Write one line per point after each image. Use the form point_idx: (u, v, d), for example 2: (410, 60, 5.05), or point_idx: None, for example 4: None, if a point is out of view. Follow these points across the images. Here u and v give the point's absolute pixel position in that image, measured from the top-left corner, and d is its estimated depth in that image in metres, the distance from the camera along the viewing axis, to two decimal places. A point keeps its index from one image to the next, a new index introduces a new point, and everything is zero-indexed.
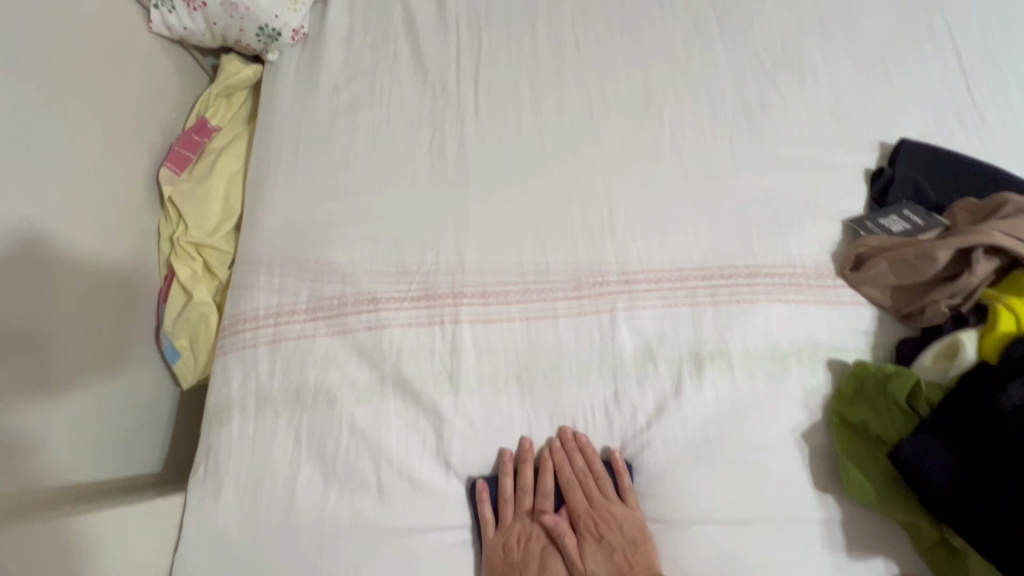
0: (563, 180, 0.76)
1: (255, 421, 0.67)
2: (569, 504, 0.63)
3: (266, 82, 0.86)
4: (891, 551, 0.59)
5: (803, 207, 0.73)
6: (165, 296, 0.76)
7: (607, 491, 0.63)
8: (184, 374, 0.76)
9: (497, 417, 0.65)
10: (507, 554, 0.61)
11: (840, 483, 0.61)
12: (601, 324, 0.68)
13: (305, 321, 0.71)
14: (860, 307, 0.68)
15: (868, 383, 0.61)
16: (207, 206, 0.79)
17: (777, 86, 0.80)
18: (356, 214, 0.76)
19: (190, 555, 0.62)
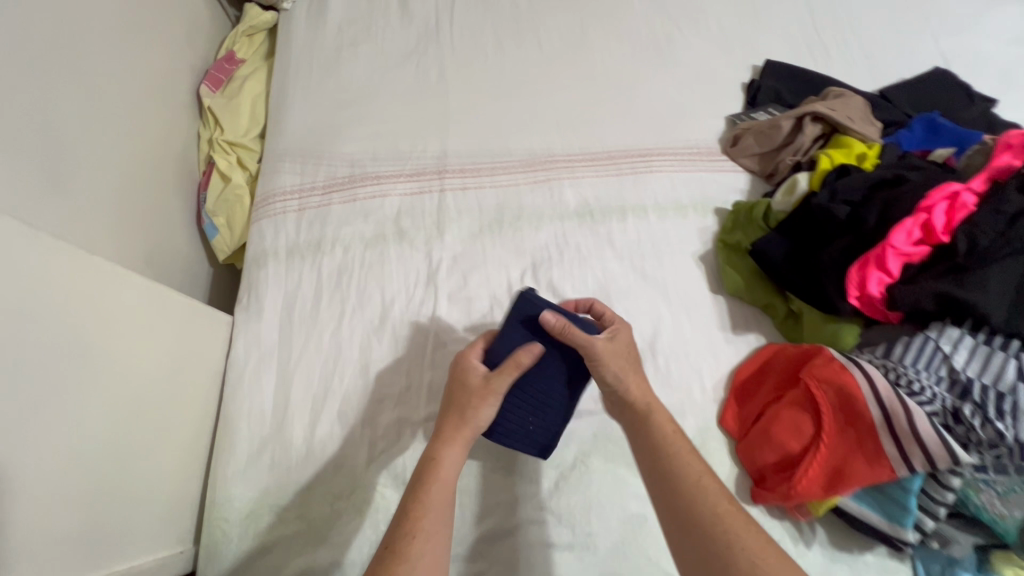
0: (520, 92, 1.00)
1: (287, 264, 0.86)
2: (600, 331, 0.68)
3: (281, 26, 1.07)
4: (759, 328, 0.82)
5: (698, 109, 0.99)
6: (205, 185, 0.95)
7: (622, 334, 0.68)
8: (221, 246, 0.94)
9: (474, 255, 0.87)
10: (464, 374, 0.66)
11: (723, 286, 0.85)
12: (551, 189, 0.92)
13: (322, 194, 0.91)
14: (738, 173, 0.93)
15: (742, 215, 0.86)
16: (238, 116, 0.99)
17: (679, 27, 1.06)
18: (360, 118, 0.97)
19: (240, 357, 0.81)
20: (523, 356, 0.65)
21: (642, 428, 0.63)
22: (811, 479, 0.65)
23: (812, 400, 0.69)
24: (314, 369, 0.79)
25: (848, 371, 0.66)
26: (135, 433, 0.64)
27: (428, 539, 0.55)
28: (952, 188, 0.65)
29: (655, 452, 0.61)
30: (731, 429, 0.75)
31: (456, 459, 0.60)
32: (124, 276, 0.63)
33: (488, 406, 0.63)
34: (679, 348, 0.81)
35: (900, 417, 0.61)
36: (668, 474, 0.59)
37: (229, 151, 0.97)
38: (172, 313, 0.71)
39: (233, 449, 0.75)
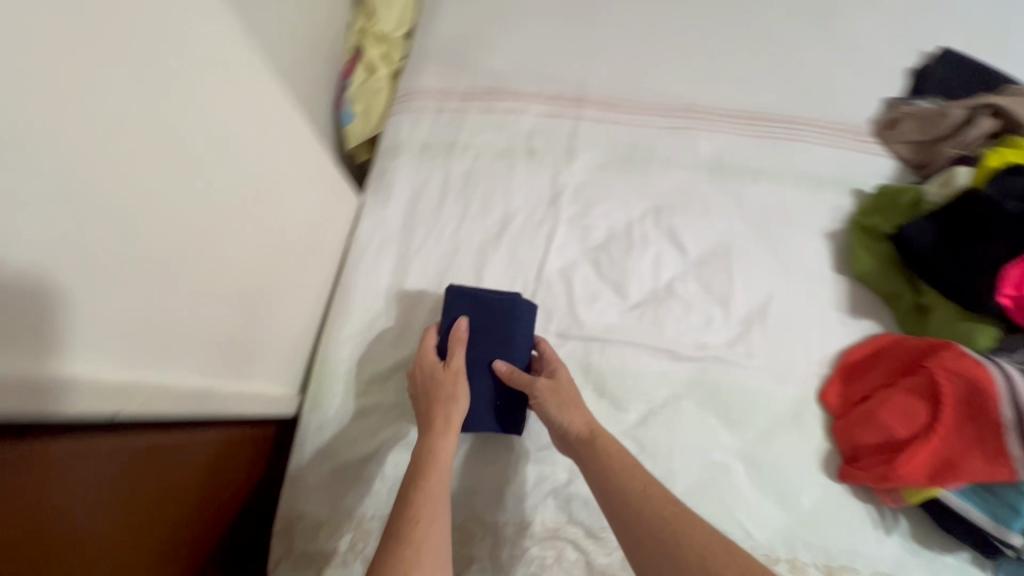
0: (671, 36, 0.97)
1: (418, 160, 0.89)
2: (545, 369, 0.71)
3: None
4: (877, 316, 0.80)
5: (856, 85, 0.94)
6: (349, 72, 0.98)
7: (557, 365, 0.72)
8: (353, 133, 0.96)
9: (599, 186, 0.87)
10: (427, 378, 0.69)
11: (849, 267, 0.82)
12: (687, 138, 0.90)
13: (461, 100, 0.93)
14: (885, 158, 0.89)
15: (885, 198, 0.83)
16: (390, 7, 1.00)
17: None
18: (508, 34, 0.98)
19: (364, 236, 0.84)
20: (462, 351, 0.70)
21: (587, 448, 0.63)
22: (915, 465, 0.64)
23: (931, 390, 0.67)
24: (431, 261, 0.82)
25: (984, 369, 0.63)
26: (273, 271, 0.69)
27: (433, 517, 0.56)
28: None
29: (592, 470, 0.61)
30: (830, 405, 0.75)
31: (447, 448, 0.63)
32: (285, 113, 0.69)
33: (455, 405, 0.66)
34: (790, 317, 0.80)
35: None
36: (613, 487, 0.58)
37: (378, 44, 1.00)
38: (315, 170, 0.76)
39: (346, 315, 0.80)
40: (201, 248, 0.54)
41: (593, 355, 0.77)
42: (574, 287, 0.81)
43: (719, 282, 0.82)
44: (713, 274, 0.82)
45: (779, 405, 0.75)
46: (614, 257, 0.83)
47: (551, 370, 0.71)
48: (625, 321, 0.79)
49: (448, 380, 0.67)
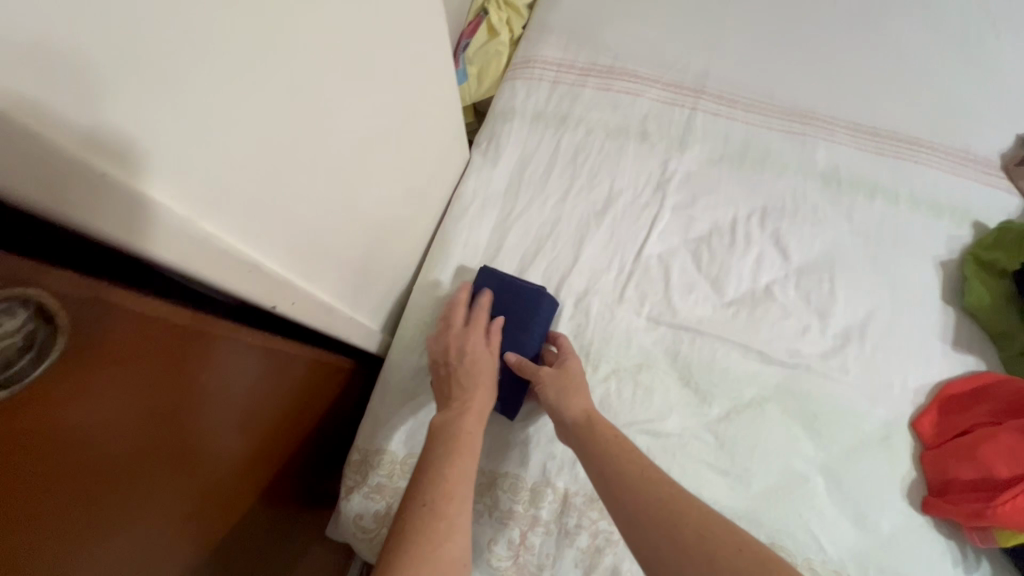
0: (799, 40, 0.95)
1: (529, 127, 0.90)
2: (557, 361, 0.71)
3: None
4: (982, 354, 0.77)
5: (989, 116, 0.90)
6: (470, 33, 0.99)
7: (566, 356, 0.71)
8: (465, 93, 0.98)
9: (706, 179, 0.86)
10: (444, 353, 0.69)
11: (958, 300, 0.79)
12: (803, 144, 0.88)
13: (578, 75, 0.93)
14: (1012, 195, 0.85)
15: (1009, 236, 0.79)
16: None
17: (994, 28, 0.96)
18: (634, 17, 0.97)
19: (469, 192, 0.85)
20: (478, 331, 0.71)
21: (586, 436, 0.61)
22: (1015, 508, 0.62)
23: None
24: (531, 226, 0.83)
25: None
26: (394, 208, 0.71)
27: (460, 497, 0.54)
28: None
29: (599, 457, 0.59)
30: (922, 435, 0.72)
31: (470, 428, 0.61)
32: (443, 57, 0.69)
33: (478, 389, 0.65)
34: (890, 340, 0.78)
35: None
36: (625, 474, 0.56)
37: (502, 10, 1.01)
38: (448, 119, 0.77)
39: (443, 267, 0.81)
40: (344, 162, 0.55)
41: (681, 344, 0.77)
42: (672, 275, 0.80)
43: (820, 293, 0.80)
44: (814, 284, 0.80)
45: (868, 425, 0.73)
46: (714, 252, 0.82)
47: (562, 360, 0.71)
48: (719, 316, 0.79)
49: (468, 365, 0.67)
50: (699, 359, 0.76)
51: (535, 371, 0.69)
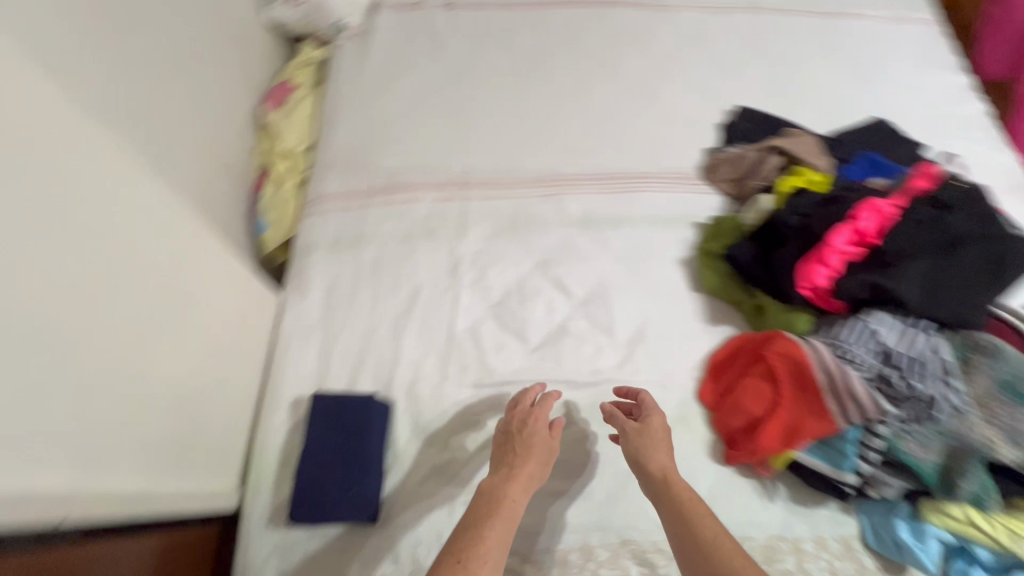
0: (531, 122, 1.18)
1: (328, 255, 1.01)
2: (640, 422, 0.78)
3: (332, 58, 1.25)
4: (731, 321, 0.97)
5: (681, 143, 1.18)
6: (259, 187, 1.11)
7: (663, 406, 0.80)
8: (270, 239, 1.07)
9: (489, 252, 1.02)
10: (505, 436, 0.77)
11: (701, 286, 1.00)
12: (555, 202, 1.09)
13: (361, 198, 1.07)
14: (714, 195, 1.11)
15: (716, 227, 1.03)
16: (291, 130, 1.16)
17: (666, 76, 1.26)
18: (396, 138, 1.14)
19: (286, 329, 0.93)
20: (547, 410, 0.78)
21: (663, 496, 0.70)
22: (772, 436, 0.79)
23: (771, 372, 0.83)
24: (350, 341, 0.92)
25: (800, 346, 0.80)
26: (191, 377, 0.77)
27: (492, 555, 0.62)
28: (875, 202, 0.82)
29: (685, 516, 0.67)
30: (706, 402, 0.89)
31: (515, 496, 0.69)
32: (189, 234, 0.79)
33: (530, 461, 0.73)
34: (662, 334, 0.96)
35: (841, 381, 0.75)
36: (697, 543, 0.65)
37: (283, 159, 1.13)
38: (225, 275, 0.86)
39: (276, 403, 0.87)
40: None
41: (504, 397, 0.89)
42: (482, 341, 0.93)
43: (601, 315, 0.97)
44: (595, 309, 0.97)
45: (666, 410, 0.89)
46: (511, 310, 0.97)
47: (646, 413, 0.79)
48: (529, 363, 0.92)
49: (526, 436, 0.75)
50: None
51: (620, 423, 0.78)
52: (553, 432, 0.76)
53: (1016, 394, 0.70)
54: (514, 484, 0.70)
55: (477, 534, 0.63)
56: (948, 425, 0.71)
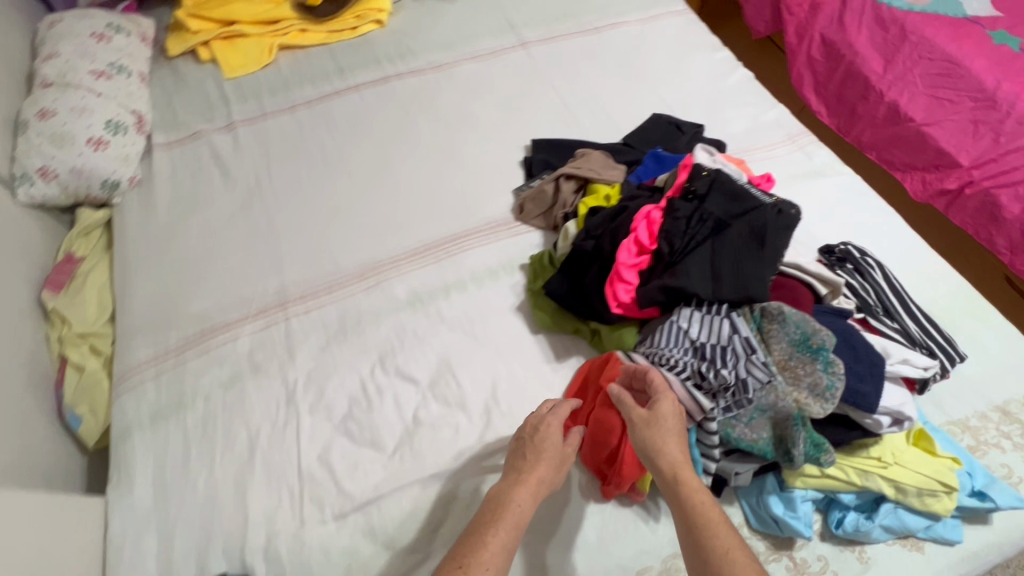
0: (340, 217, 1.16)
1: (153, 430, 0.92)
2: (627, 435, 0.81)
3: (116, 217, 1.17)
4: (576, 351, 0.98)
5: (490, 191, 1.21)
6: (60, 381, 0.99)
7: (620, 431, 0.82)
8: (88, 432, 0.98)
9: (325, 366, 0.98)
10: (520, 448, 0.78)
11: (540, 326, 1.01)
12: (381, 289, 1.06)
13: (177, 355, 1.00)
14: (531, 231, 1.13)
15: (536, 266, 1.05)
16: (86, 308, 1.07)
17: (460, 132, 1.30)
18: (203, 279, 1.08)
19: (119, 532, 0.84)
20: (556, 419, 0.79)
21: (671, 488, 0.67)
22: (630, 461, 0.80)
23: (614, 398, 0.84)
24: (194, 518, 0.84)
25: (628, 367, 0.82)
26: None
27: (494, 562, 0.65)
28: (644, 210, 0.88)
29: (687, 507, 0.65)
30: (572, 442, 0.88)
31: (522, 501, 0.71)
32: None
33: (542, 464, 0.75)
34: (516, 388, 0.95)
35: (663, 390, 0.78)
36: (701, 546, 0.62)
37: (81, 342, 1.03)
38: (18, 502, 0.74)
39: None
40: None
41: (373, 515, 0.84)
42: (337, 464, 0.89)
43: (452, 390, 0.95)
44: (445, 386, 0.95)
45: None
46: (361, 419, 0.92)
47: (656, 398, 0.74)
48: (390, 470, 0.88)
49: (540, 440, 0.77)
50: (393, 518, 0.84)
51: (627, 411, 0.74)
52: (567, 449, 0.77)
53: (814, 350, 0.73)
54: (523, 484, 0.73)
55: (480, 541, 0.66)
56: (764, 401, 0.74)
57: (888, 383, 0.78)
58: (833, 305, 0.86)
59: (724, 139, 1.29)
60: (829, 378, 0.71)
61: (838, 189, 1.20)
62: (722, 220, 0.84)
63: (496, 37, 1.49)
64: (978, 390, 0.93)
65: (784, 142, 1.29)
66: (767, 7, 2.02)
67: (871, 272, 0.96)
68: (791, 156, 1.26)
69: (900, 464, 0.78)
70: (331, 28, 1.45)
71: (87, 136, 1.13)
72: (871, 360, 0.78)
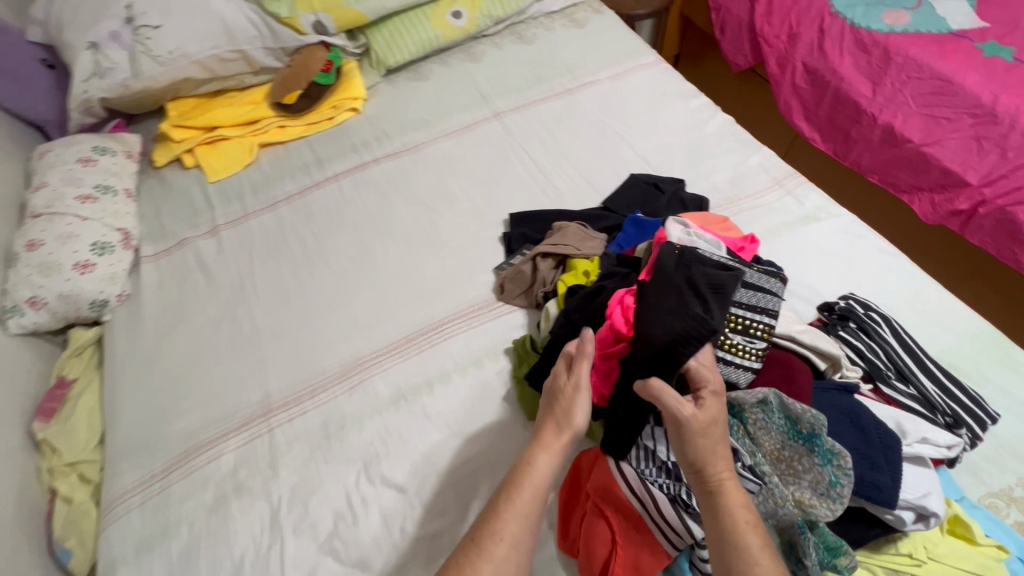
0: (322, 314, 1.15)
1: (137, 565, 0.90)
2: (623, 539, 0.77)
3: (106, 335, 1.19)
4: None
5: (470, 271, 1.18)
6: (51, 514, 0.99)
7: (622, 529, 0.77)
8: (78, 567, 0.95)
9: (309, 480, 0.94)
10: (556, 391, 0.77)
11: (528, 417, 0.96)
12: (364, 389, 1.04)
13: (162, 479, 0.98)
14: (515, 311, 1.10)
15: (520, 351, 1.01)
16: (75, 434, 1.06)
17: (438, 211, 1.30)
18: (188, 393, 1.07)
19: None
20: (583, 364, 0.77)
21: (699, 468, 0.64)
22: None
23: (603, 506, 0.79)
24: None
25: (615, 480, 0.78)
26: None
27: (511, 526, 0.68)
28: (617, 296, 0.85)
29: (718, 504, 0.62)
30: (565, 546, 0.82)
31: (534, 463, 0.72)
32: None
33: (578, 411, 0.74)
34: None
35: (651, 506, 0.75)
36: (726, 528, 0.61)
37: (71, 471, 1.03)
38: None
39: None
40: None
41: None
42: None
43: (439, 497, 0.90)
44: (432, 493, 0.90)
45: None
46: (346, 537, 0.88)
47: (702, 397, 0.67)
48: None
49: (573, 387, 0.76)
50: None
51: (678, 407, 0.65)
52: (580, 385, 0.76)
53: (806, 437, 0.65)
54: (546, 449, 0.73)
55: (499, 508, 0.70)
56: (765, 507, 0.65)
57: (909, 470, 0.70)
58: (836, 379, 0.80)
59: (708, 190, 1.25)
60: (829, 471, 0.63)
61: (834, 232, 1.14)
62: (668, 304, 0.75)
63: (469, 111, 1.50)
64: (1017, 453, 0.83)
65: (771, 187, 1.24)
66: (745, 39, 1.99)
67: (877, 330, 0.89)
68: (781, 201, 1.21)
69: (934, 560, 0.69)
70: (308, 121, 1.49)
71: (73, 261, 1.16)
72: (885, 445, 0.70)
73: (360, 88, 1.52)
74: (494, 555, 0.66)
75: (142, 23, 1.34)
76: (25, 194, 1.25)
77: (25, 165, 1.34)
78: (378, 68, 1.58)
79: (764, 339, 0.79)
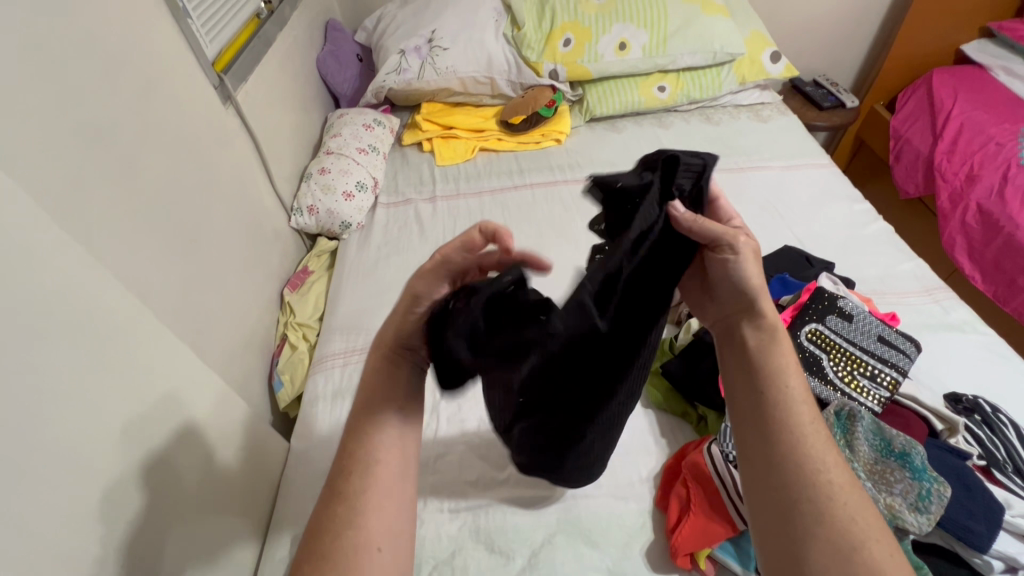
0: None
1: (331, 403, 1.19)
2: (694, 505, 0.90)
3: (341, 248, 1.58)
4: (682, 433, 1.08)
5: None
6: (278, 352, 1.35)
7: (699, 496, 0.91)
8: (284, 396, 1.28)
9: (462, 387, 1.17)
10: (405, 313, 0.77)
11: (650, 401, 1.13)
12: None
13: (360, 353, 1.29)
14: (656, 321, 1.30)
15: (657, 347, 1.19)
16: (306, 306, 1.44)
17: None
18: (390, 303, 1.40)
19: (291, 470, 1.09)
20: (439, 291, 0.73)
21: (767, 401, 0.71)
22: (686, 535, 0.88)
23: (690, 475, 0.94)
24: None
25: (704, 459, 0.93)
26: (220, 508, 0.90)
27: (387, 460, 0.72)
28: (766, 316, 1.01)
29: (788, 432, 0.68)
30: (659, 504, 0.98)
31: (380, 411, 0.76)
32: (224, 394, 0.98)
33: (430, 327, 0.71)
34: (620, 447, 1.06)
35: (728, 485, 0.88)
36: (796, 455, 0.66)
37: (298, 329, 1.39)
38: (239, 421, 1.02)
39: (275, 547, 0.98)
40: (148, 504, 0.76)
41: (478, 518, 0.97)
42: (459, 470, 1.03)
43: None
44: None
45: (629, 519, 0.96)
46: (486, 437, 1.08)
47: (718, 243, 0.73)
48: (501, 486, 1.01)
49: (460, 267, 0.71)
50: (494, 524, 0.96)
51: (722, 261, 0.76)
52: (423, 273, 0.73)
53: (897, 455, 0.80)
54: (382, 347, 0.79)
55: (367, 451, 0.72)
56: None
57: (1004, 531, 0.77)
58: (950, 442, 0.88)
59: (855, 278, 1.37)
60: (918, 483, 0.77)
61: (975, 346, 1.20)
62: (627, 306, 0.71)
63: None
64: None
65: (920, 293, 1.33)
66: (920, 170, 2.09)
67: (1003, 428, 0.94)
68: (926, 306, 1.30)
69: None
70: (521, 140, 1.86)
71: (343, 189, 1.58)
72: (986, 503, 0.78)
73: (566, 127, 1.88)
74: (353, 482, 0.69)
75: (437, 44, 1.82)
76: (323, 139, 1.74)
77: (324, 122, 1.86)
78: (584, 114, 1.93)
79: (889, 389, 0.91)
